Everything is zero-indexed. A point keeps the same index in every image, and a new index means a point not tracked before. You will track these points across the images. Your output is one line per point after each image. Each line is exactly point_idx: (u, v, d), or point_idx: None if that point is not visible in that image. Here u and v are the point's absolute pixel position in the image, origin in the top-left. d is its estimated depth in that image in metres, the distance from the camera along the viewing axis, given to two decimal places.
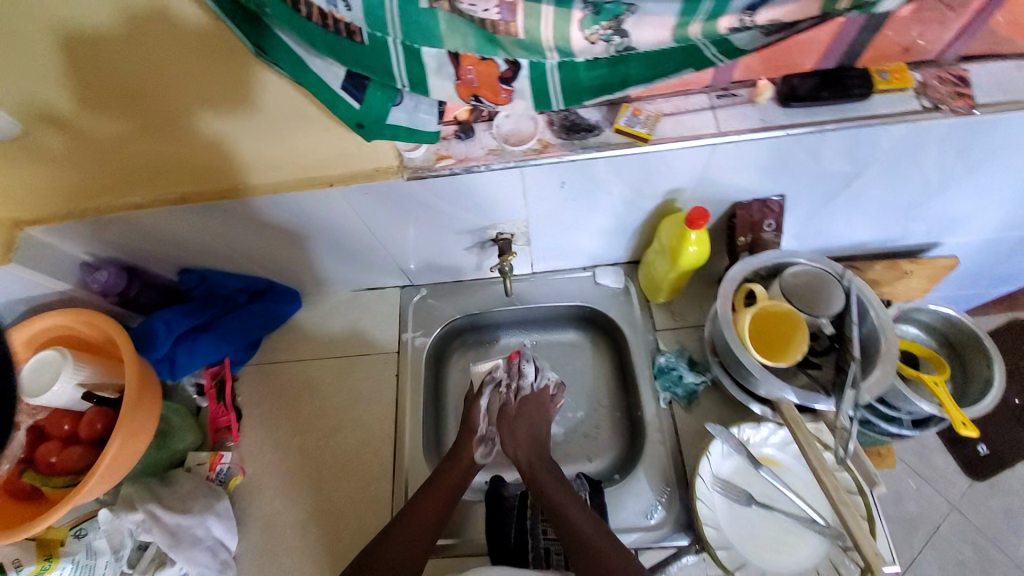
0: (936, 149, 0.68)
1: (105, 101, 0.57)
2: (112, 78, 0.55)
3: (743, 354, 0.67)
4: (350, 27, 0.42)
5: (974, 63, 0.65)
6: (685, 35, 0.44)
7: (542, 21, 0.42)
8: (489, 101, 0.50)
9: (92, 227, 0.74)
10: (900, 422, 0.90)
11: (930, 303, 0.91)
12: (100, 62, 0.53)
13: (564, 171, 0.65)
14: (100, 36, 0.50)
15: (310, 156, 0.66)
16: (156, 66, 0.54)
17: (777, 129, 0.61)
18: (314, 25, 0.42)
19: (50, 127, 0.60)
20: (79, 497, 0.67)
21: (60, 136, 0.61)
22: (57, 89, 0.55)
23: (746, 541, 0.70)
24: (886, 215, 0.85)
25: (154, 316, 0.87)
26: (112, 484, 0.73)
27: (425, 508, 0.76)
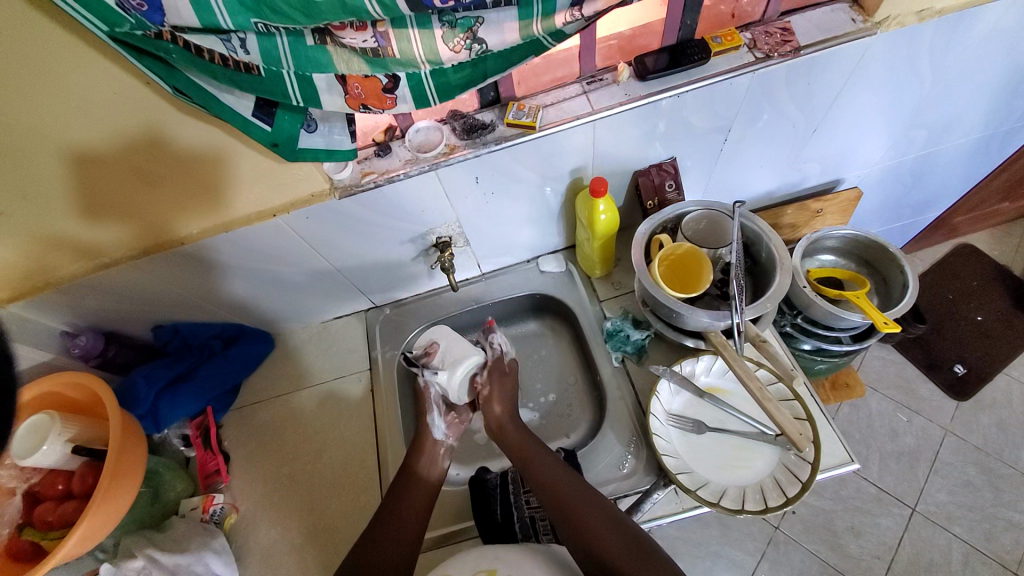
0: (786, 92, 0.80)
1: (71, 177, 0.65)
2: (62, 148, 0.62)
3: (658, 293, 0.76)
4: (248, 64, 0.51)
5: (794, 16, 0.78)
6: (531, 33, 0.55)
7: (411, 42, 0.52)
8: (377, 108, 0.60)
9: (68, 296, 0.81)
10: (839, 336, 0.99)
11: (836, 229, 1.01)
12: (50, 135, 0.60)
13: (473, 168, 0.76)
14: (62, 118, 0.59)
15: (254, 193, 0.75)
16: (115, 138, 0.63)
17: (640, 99, 0.73)
18: (215, 65, 0.51)
19: (14, 207, 0.66)
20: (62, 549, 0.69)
21: (29, 215, 0.68)
22: (28, 175, 0.63)
23: (707, 464, 0.77)
24: (775, 161, 0.96)
25: (134, 373, 0.92)
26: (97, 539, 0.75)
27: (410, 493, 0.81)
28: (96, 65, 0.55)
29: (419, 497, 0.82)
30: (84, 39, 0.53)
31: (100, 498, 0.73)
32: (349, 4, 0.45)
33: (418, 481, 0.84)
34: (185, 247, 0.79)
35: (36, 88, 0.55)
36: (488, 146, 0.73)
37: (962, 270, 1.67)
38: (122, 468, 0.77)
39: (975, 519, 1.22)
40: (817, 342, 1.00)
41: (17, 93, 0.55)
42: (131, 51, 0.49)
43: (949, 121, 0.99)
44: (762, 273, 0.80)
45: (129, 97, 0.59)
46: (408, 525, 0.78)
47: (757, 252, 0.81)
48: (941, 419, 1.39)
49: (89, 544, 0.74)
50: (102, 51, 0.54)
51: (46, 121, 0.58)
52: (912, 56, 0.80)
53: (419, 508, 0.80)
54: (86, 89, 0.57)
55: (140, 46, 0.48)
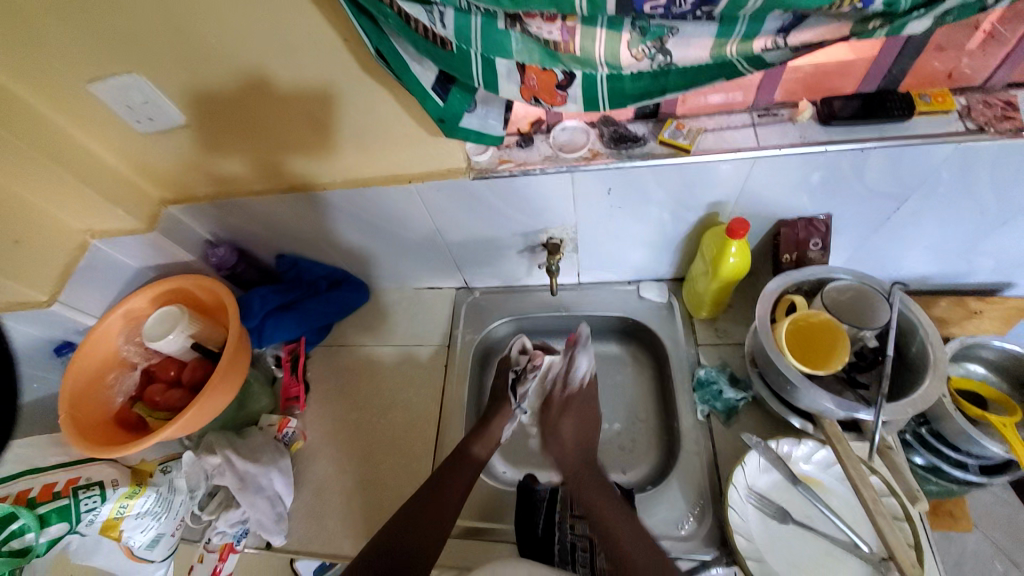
0: (988, 174, 0.68)
1: (251, 107, 0.72)
2: (252, 81, 0.68)
3: (778, 359, 0.69)
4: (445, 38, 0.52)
5: (1023, 91, 0.66)
6: (722, 54, 0.51)
7: (596, 41, 0.50)
8: (546, 103, 0.59)
9: (218, 210, 0.91)
10: (962, 460, 0.85)
11: (997, 340, 0.86)
12: (246, 68, 0.66)
13: (611, 178, 0.73)
14: (259, 56, 0.65)
15: (396, 157, 0.79)
16: (295, 83, 0.68)
17: (815, 145, 0.66)
18: (416, 35, 0.53)
19: (202, 121, 0.75)
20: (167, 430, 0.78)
21: (207, 128, 0.76)
22: (217, 95, 0.71)
23: (782, 559, 0.69)
24: (948, 245, 0.83)
25: (252, 292, 1.01)
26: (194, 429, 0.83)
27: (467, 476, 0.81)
28: (302, 15, 0.59)
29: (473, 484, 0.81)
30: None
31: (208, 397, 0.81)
32: None
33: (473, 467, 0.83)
34: (318, 192, 0.85)
35: (249, 26, 0.61)
36: (632, 160, 0.70)
37: None
38: (231, 372, 0.86)
39: None
40: (933, 459, 0.87)
41: (232, 25, 0.61)
42: (353, 9, 0.53)
43: None
44: (907, 371, 0.70)
45: (319, 50, 0.63)
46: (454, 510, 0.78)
47: (906, 346, 0.70)
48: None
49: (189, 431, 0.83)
50: (313, 5, 0.58)
51: (246, 56, 0.65)
52: None
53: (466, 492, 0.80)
54: (287, 35, 0.62)
55: (364, 5, 0.51)
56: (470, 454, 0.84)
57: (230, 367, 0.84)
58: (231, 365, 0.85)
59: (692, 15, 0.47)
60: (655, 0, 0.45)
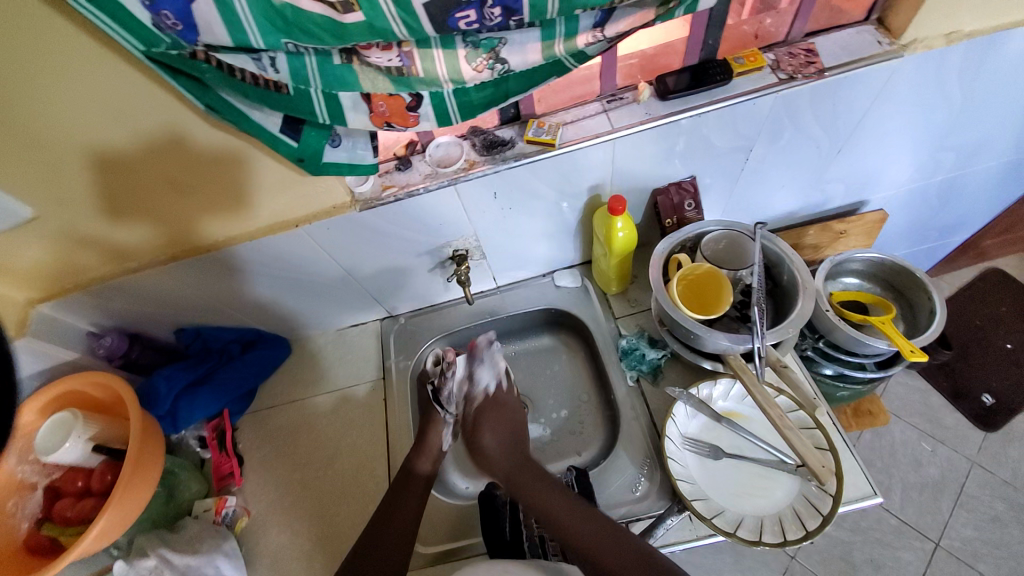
0: (809, 112, 0.78)
1: (104, 183, 0.68)
2: (97, 155, 0.64)
3: (675, 313, 0.75)
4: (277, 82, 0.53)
5: (817, 38, 0.77)
6: (553, 54, 0.56)
7: (434, 61, 0.53)
8: (400, 126, 0.61)
9: (97, 298, 0.84)
10: (861, 362, 0.96)
11: (861, 252, 0.98)
12: (86, 142, 0.63)
13: (493, 183, 0.76)
14: (97, 127, 0.61)
15: (277, 205, 0.77)
16: (146, 147, 0.65)
17: (659, 119, 0.73)
18: (246, 84, 0.52)
19: (52, 209, 0.69)
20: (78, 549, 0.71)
21: (64, 215, 0.71)
22: (63, 179, 0.66)
23: (723, 492, 0.75)
24: (797, 181, 0.95)
25: (156, 374, 0.94)
26: (112, 539, 0.76)
27: (412, 493, 0.82)
28: (129, 78, 0.57)
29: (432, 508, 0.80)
30: (121, 54, 0.55)
31: (117, 501, 0.74)
32: (376, 26, 0.46)
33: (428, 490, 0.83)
34: (218, 251, 0.81)
35: (74, 100, 0.58)
36: (507, 163, 0.74)
37: (992, 296, 1.61)
38: (141, 467, 0.79)
39: (1003, 557, 1.18)
40: (839, 367, 0.98)
41: (54, 103, 0.58)
42: (167, 70, 0.52)
43: (978, 144, 0.97)
44: (783, 295, 0.79)
45: (160, 108, 0.61)
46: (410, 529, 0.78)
47: (778, 275, 0.80)
48: (966, 449, 1.34)
49: (109, 539, 0.76)
50: (135, 65, 0.56)
51: (82, 131, 0.61)
52: (940, 78, 0.78)
53: (419, 507, 0.81)
54: (119, 101, 0.59)
55: (176, 65, 0.50)
56: (424, 478, 0.84)
57: (137, 461, 0.78)
58: (139, 459, 0.79)
59: (511, 24, 0.52)
60: (466, 17, 0.48)
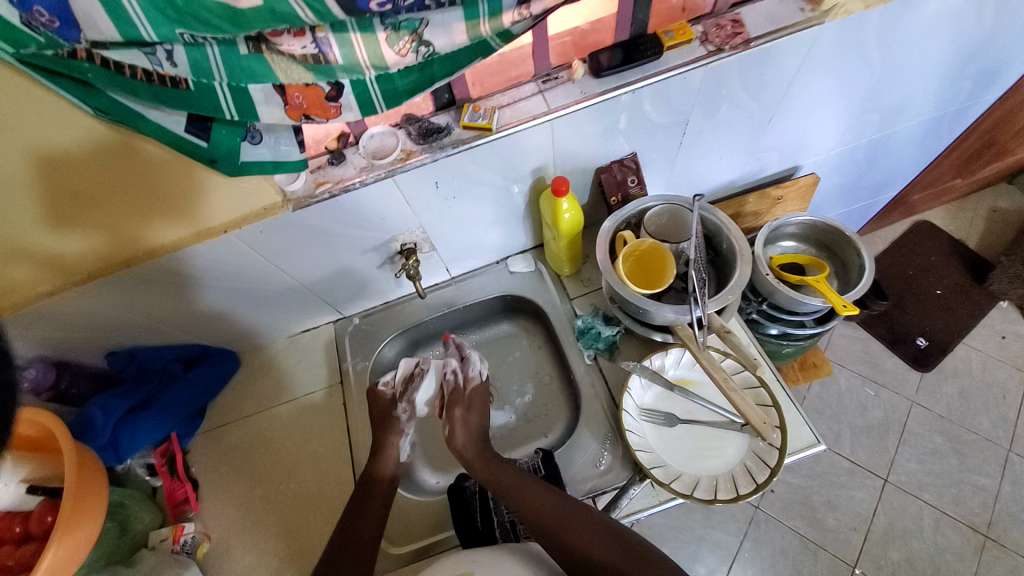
0: (739, 83, 0.80)
1: None
2: None
3: (622, 291, 0.76)
4: (175, 79, 0.49)
5: (743, 9, 0.77)
6: (478, 34, 0.54)
7: (353, 46, 0.51)
8: (321, 117, 0.57)
9: (13, 328, 0.76)
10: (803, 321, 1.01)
11: (796, 215, 1.02)
12: None
13: (432, 173, 0.74)
14: None
15: (202, 208, 0.70)
16: (31, 152, 0.58)
17: (596, 96, 0.72)
18: (140, 83, 0.48)
19: None
20: None
21: None
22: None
23: (680, 457, 0.77)
24: (734, 151, 0.98)
25: (88, 404, 0.86)
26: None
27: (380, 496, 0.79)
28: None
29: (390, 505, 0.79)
30: None
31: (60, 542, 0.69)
32: (277, 10, 0.43)
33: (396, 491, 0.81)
34: (146, 261, 0.73)
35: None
36: (445, 150, 0.71)
37: (921, 247, 1.73)
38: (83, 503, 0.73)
39: (941, 484, 1.29)
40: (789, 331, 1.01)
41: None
42: (42, 72, 0.47)
43: (897, 105, 1.02)
44: (725, 264, 0.81)
45: (34, 107, 0.54)
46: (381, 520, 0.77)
47: (719, 244, 0.81)
48: (905, 390, 1.45)
49: None
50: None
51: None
52: (860, 42, 0.82)
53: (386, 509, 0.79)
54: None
55: (50, 65, 0.46)
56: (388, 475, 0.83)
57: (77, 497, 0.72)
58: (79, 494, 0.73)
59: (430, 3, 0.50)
60: None
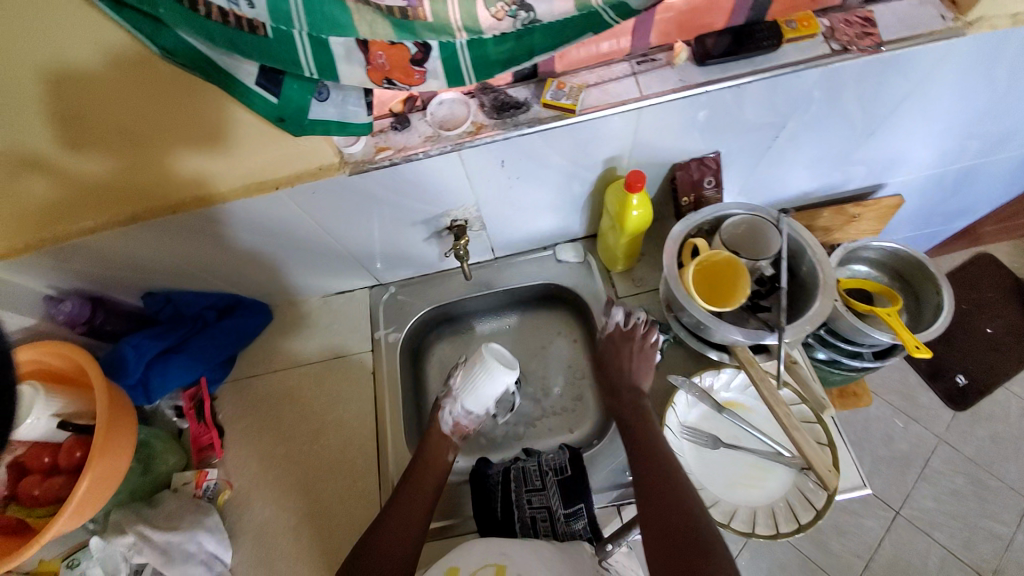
0: (853, 90, 0.71)
1: (47, 128, 0.56)
2: (36, 96, 0.52)
3: (688, 305, 0.70)
4: (254, 23, 0.43)
5: (878, 5, 0.68)
6: (587, 4, 0.47)
7: (448, 3, 0.45)
8: (403, 83, 0.52)
9: (52, 259, 0.74)
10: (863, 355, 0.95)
11: (876, 240, 0.94)
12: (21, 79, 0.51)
13: (500, 151, 0.68)
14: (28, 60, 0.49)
15: (258, 162, 0.66)
16: (92, 85, 0.53)
17: (695, 87, 0.65)
18: (214, 23, 0.42)
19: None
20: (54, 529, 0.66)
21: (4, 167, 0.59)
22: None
23: (718, 482, 0.74)
24: (822, 162, 0.89)
25: (122, 341, 0.86)
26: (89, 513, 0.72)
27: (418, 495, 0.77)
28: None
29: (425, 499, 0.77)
30: None
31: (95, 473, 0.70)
32: None
33: (430, 470, 0.80)
34: (193, 210, 0.70)
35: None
36: (520, 129, 0.65)
37: (980, 283, 1.62)
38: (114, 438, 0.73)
39: (959, 528, 1.26)
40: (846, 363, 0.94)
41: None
42: None
43: (1013, 131, 0.92)
44: (800, 289, 0.74)
45: (100, 39, 0.49)
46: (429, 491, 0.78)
47: (797, 267, 0.74)
48: (935, 427, 1.38)
49: (87, 510, 0.71)
50: None
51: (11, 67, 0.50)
52: (992, 61, 0.71)
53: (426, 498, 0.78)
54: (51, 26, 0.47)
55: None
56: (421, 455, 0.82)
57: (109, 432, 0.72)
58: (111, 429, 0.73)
59: None
60: None
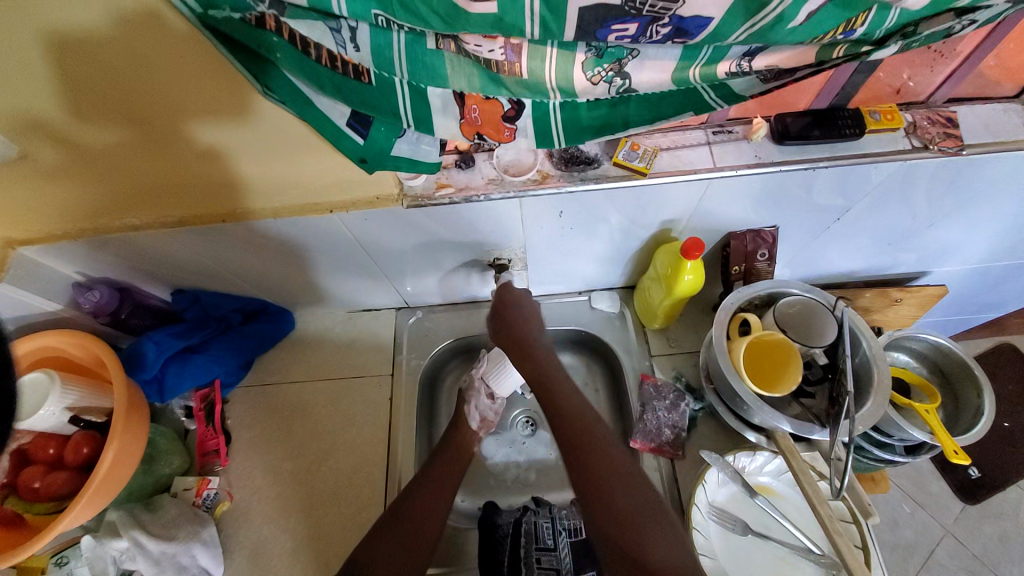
0: (925, 185, 0.69)
1: (118, 132, 0.54)
2: (114, 105, 0.51)
3: (735, 382, 0.68)
4: (359, 69, 0.43)
5: (961, 106, 0.67)
6: (685, 78, 0.45)
7: (546, 61, 0.42)
8: (492, 138, 0.51)
9: (91, 249, 0.72)
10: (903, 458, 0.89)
11: (921, 332, 0.92)
12: (102, 90, 0.49)
13: (561, 203, 0.66)
14: (114, 74, 0.47)
15: (314, 184, 0.66)
16: (170, 102, 0.51)
17: (770, 165, 0.63)
18: (321, 67, 0.42)
19: (52, 154, 0.57)
20: (66, 522, 0.65)
21: (65, 160, 0.58)
22: (66, 126, 0.53)
23: (742, 571, 0.71)
24: (875, 246, 0.87)
25: (143, 336, 0.84)
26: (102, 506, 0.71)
27: (435, 483, 0.77)
28: (152, 17, 0.43)
29: (447, 482, 0.77)
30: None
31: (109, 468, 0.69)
32: (504, 21, 0.36)
33: (453, 473, 0.79)
34: (239, 222, 0.69)
35: (98, 46, 0.45)
36: (586, 185, 0.63)
37: None
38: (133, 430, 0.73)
39: None
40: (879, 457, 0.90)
41: (71, 44, 0.44)
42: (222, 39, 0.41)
43: None
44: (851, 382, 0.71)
45: (190, 65, 0.47)
46: (438, 508, 0.74)
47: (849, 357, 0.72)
48: (943, 517, 1.25)
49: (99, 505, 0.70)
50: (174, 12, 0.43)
51: (94, 79, 0.48)
52: None
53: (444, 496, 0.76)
54: (133, 47, 0.45)
55: (236, 34, 0.40)
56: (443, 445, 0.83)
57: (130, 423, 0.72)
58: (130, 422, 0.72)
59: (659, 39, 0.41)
60: (623, 31, 0.38)
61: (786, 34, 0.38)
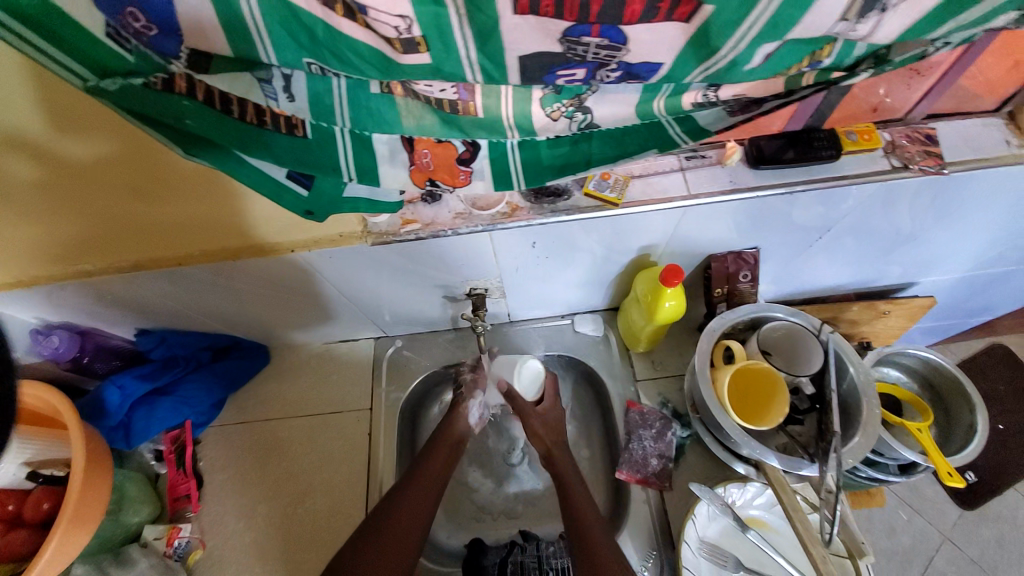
0: (906, 204, 0.68)
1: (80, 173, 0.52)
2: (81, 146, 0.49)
3: (718, 414, 0.66)
4: (292, 120, 0.40)
5: (938, 122, 0.65)
6: (648, 110, 0.43)
7: (500, 100, 0.40)
8: (447, 183, 0.50)
9: (45, 295, 0.69)
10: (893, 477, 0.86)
11: (910, 348, 0.90)
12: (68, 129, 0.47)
13: (534, 234, 0.64)
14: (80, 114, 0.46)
15: (278, 228, 0.63)
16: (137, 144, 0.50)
17: (746, 191, 0.62)
18: (245, 125, 0.40)
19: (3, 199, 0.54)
20: None
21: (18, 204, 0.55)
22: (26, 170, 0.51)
23: None
24: (858, 261, 0.86)
25: (107, 380, 0.82)
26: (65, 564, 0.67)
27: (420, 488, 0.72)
28: None
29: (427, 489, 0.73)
30: None
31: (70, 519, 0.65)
32: (442, 71, 0.34)
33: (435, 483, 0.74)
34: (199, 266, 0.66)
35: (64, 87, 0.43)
36: (558, 216, 0.61)
37: None
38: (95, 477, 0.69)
39: None
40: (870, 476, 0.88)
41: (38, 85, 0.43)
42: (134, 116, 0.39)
43: None
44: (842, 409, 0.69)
45: None
46: (420, 516, 0.70)
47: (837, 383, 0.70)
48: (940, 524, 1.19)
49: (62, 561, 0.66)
50: None
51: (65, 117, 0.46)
52: None
53: (428, 504, 0.72)
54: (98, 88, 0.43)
55: (146, 112, 0.37)
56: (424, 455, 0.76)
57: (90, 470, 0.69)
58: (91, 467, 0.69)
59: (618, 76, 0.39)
60: (570, 76, 0.36)
61: (746, 75, 0.36)
